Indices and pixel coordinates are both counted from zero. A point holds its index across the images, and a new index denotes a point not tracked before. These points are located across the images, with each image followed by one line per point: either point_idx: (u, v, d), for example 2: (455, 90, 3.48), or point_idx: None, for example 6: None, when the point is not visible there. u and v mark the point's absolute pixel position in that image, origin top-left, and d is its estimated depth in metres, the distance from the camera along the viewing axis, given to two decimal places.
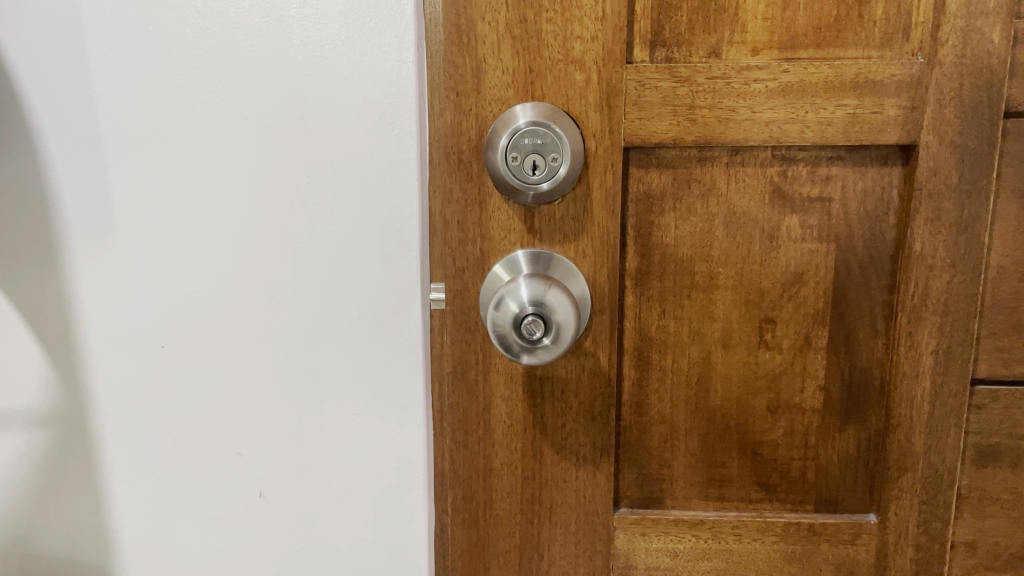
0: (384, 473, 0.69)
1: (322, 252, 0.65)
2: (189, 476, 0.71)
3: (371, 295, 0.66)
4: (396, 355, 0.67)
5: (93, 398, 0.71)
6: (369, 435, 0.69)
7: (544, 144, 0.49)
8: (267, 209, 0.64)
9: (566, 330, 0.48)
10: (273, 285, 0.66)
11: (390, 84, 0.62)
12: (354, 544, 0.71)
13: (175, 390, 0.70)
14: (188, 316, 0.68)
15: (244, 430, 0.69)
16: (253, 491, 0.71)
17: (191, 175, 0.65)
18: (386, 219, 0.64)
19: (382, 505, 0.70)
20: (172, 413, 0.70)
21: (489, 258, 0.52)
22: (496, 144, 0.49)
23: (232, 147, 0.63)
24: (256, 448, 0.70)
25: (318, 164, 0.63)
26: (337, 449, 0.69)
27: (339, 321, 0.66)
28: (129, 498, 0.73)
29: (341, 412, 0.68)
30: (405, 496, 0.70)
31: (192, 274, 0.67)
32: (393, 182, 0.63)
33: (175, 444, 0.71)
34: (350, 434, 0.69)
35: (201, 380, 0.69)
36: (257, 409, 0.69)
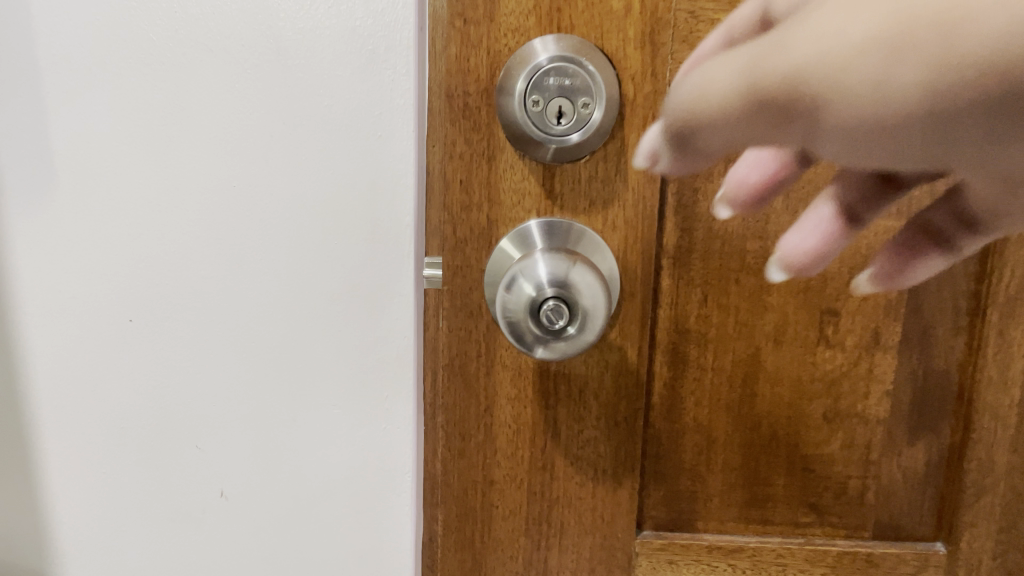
0: (365, 475, 0.61)
1: (299, 216, 0.56)
2: (140, 472, 0.61)
3: (356, 267, 0.57)
4: (382, 341, 0.58)
5: (26, 380, 0.61)
6: (348, 431, 0.60)
7: (574, 86, 0.39)
8: (232, 162, 0.55)
9: (587, 329, 0.39)
10: (240, 254, 0.57)
11: (383, 14, 0.53)
12: (326, 554, 0.63)
13: (124, 374, 0.60)
14: (140, 286, 0.58)
15: (204, 421, 0.60)
16: (214, 490, 0.62)
17: (146, 120, 0.54)
18: (375, 175, 0.55)
19: (361, 513, 0.62)
20: (121, 401, 0.60)
21: (498, 228, 0.43)
22: (512, 87, 0.39)
23: (193, 86, 0.53)
24: (217, 443, 0.61)
25: (296, 109, 0.54)
26: (311, 446, 0.60)
27: (316, 297, 0.57)
28: (69, 496, 0.63)
29: (317, 402, 0.59)
30: (389, 502, 0.62)
31: (146, 239, 0.57)
32: (385, 132, 0.54)
33: (124, 436, 0.61)
34: (327, 429, 0.60)
35: (154, 362, 0.59)
36: (219, 397, 0.60)
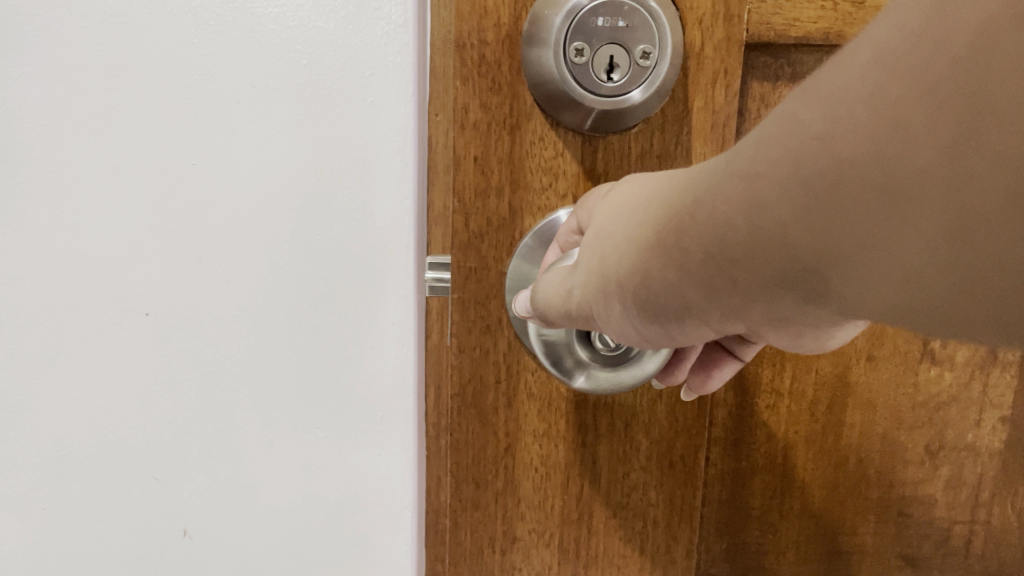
0: (356, 508, 0.56)
1: (277, 199, 0.51)
2: (121, 480, 0.54)
3: (341, 248, 0.52)
4: (377, 355, 0.54)
5: None
6: (337, 457, 0.55)
7: (629, 29, 0.29)
8: (191, 134, 0.50)
9: (645, 359, 0.30)
10: (202, 245, 0.51)
11: None
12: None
13: (59, 396, 0.52)
14: (78, 287, 0.51)
15: (164, 450, 0.54)
16: (176, 528, 0.55)
17: (86, 77, 0.48)
18: (366, 145, 0.51)
19: (349, 556, 0.57)
20: (87, 411, 0.53)
21: (522, 220, 0.33)
22: (544, 33, 0.29)
23: (142, 36, 0.48)
24: (176, 472, 0.54)
25: (266, 69, 0.49)
26: (289, 478, 0.55)
27: (300, 287, 0.53)
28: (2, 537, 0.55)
29: (298, 429, 0.54)
30: (384, 541, 0.57)
31: (85, 227, 0.50)
32: (377, 96, 0.50)
33: (64, 468, 0.54)
34: (308, 456, 0.55)
35: (92, 369, 0.52)
36: (179, 411, 0.53)
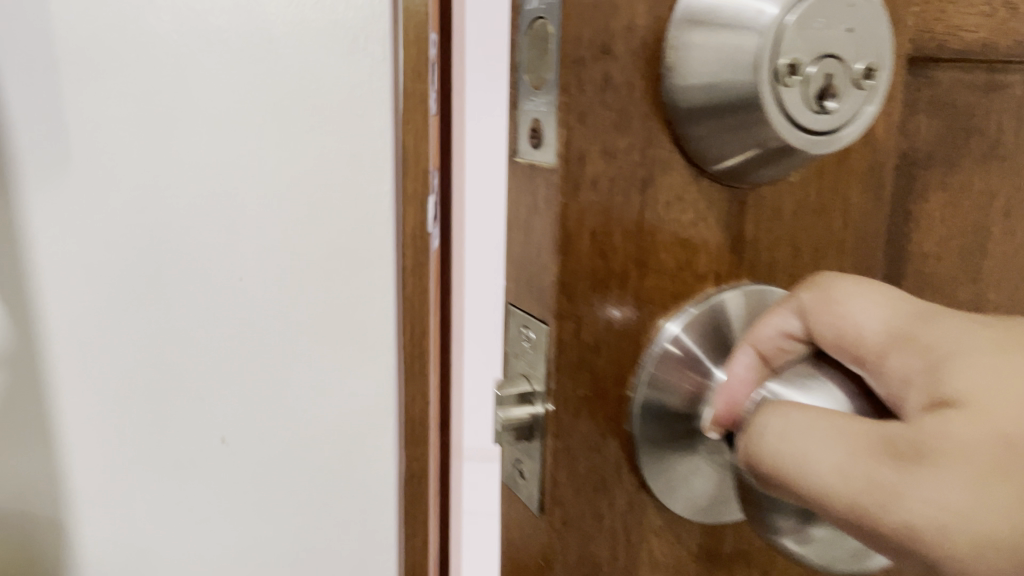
0: (380, 423, 0.63)
1: (322, 166, 0.57)
2: (184, 415, 0.60)
3: (375, 213, 0.58)
4: (394, 294, 0.60)
5: (40, 350, 0.57)
6: (368, 378, 0.62)
7: (857, 36, 0.20)
8: (240, 117, 0.55)
9: None
10: (253, 203, 0.57)
11: None
12: (346, 518, 0.65)
13: (149, 322, 0.58)
14: (167, 237, 0.57)
15: (225, 377, 0.60)
16: (216, 438, 0.61)
17: (153, 64, 0.53)
18: (388, 121, 0.57)
19: (374, 465, 0.64)
20: (161, 350, 0.59)
21: (654, 317, 0.22)
22: (735, 29, 0.19)
23: (202, 36, 0.53)
24: (232, 400, 0.61)
25: (305, 58, 0.55)
26: None
27: (333, 243, 0.58)
28: (82, 463, 0.60)
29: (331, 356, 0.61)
30: (403, 451, 0.64)
31: (164, 186, 0.56)
32: (392, 79, 0.56)
33: (138, 398, 0.59)
34: (340, 380, 0.62)
35: (177, 307, 0.58)
36: (240, 346, 0.60)
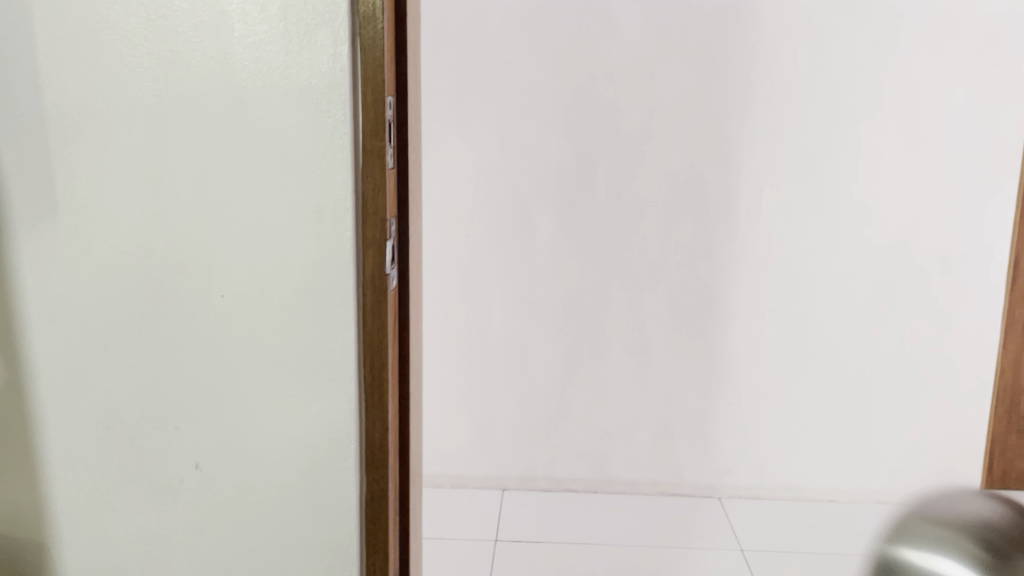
0: (318, 444, 0.74)
1: (265, 234, 0.71)
2: (149, 433, 0.74)
3: (312, 272, 0.71)
4: (327, 335, 0.72)
5: (41, 379, 0.74)
6: (304, 407, 0.73)
7: None
8: (199, 196, 0.70)
9: None
10: (214, 267, 0.71)
11: (326, 77, 0.68)
12: (297, 531, 0.75)
13: (127, 356, 0.73)
14: (143, 293, 0.72)
15: (186, 404, 0.74)
16: (190, 463, 0.75)
17: (136, 154, 0.70)
18: (321, 201, 0.70)
19: (315, 482, 0.75)
20: (132, 378, 0.73)
21: None
22: None
23: (176, 133, 0.69)
24: (193, 422, 0.74)
25: (257, 150, 0.69)
26: (271, 421, 0.74)
27: (277, 294, 0.72)
28: (71, 474, 0.76)
29: (275, 387, 0.73)
30: (342, 471, 0.74)
31: (140, 247, 0.71)
32: (327, 167, 0.69)
33: (113, 421, 0.74)
34: (281, 406, 0.74)
35: (146, 348, 0.73)
36: (197, 381, 0.73)
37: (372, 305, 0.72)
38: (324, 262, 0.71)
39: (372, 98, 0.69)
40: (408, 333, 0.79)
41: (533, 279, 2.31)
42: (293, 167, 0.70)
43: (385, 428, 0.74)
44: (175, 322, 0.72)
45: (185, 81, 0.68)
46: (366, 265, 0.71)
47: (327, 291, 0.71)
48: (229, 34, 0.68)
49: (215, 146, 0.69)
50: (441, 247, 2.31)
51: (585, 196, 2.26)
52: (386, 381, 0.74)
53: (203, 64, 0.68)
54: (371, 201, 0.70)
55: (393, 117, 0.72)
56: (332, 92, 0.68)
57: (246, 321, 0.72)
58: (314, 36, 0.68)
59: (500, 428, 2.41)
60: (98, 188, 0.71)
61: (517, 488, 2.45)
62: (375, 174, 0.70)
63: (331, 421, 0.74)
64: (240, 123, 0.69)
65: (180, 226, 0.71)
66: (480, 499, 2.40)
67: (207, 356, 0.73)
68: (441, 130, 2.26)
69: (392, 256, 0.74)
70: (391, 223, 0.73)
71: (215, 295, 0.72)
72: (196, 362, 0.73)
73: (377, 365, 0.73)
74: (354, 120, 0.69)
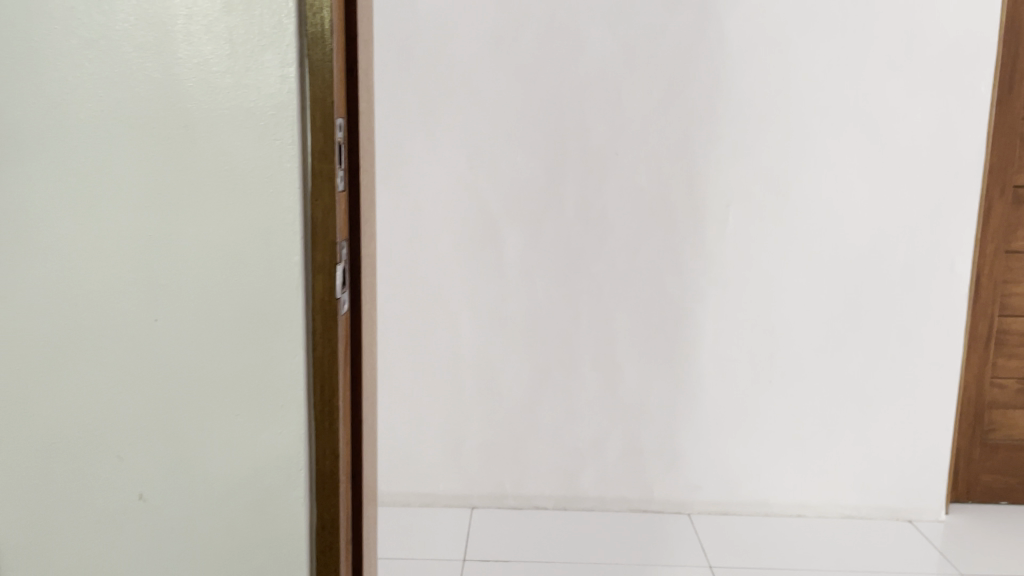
0: (266, 473, 0.72)
1: (211, 258, 0.69)
2: (91, 463, 0.72)
3: (259, 297, 0.70)
4: (275, 361, 0.71)
5: None
6: (251, 435, 0.72)
7: None
8: (144, 219, 0.69)
9: None
10: (158, 291, 0.70)
11: (272, 99, 0.67)
12: (245, 562, 0.73)
13: (68, 383, 0.71)
14: (84, 318, 0.70)
15: (129, 432, 0.72)
16: (133, 493, 0.73)
17: (78, 176, 0.68)
18: (268, 224, 0.69)
19: (263, 512, 0.73)
20: (74, 406, 0.71)
21: None
22: None
23: (119, 155, 0.68)
24: (136, 451, 0.72)
25: (203, 173, 0.68)
26: (217, 450, 0.72)
27: (224, 320, 0.70)
28: (8, 505, 0.73)
29: (221, 414, 0.71)
30: (291, 501, 0.72)
31: (82, 271, 0.69)
32: (274, 190, 0.68)
33: (53, 450, 0.72)
34: (228, 435, 0.72)
35: (88, 375, 0.71)
36: (141, 409, 0.71)
37: (321, 330, 0.71)
38: (272, 287, 0.70)
39: (320, 121, 0.67)
40: (361, 357, 0.77)
41: (502, 294, 2.30)
42: (239, 189, 0.68)
43: (336, 457, 0.73)
44: (118, 349, 0.70)
45: (128, 102, 0.67)
46: (316, 289, 0.70)
47: (276, 316, 0.70)
48: (174, 56, 0.66)
49: (159, 168, 0.68)
50: (409, 263, 2.30)
51: (554, 212, 2.26)
52: (337, 407, 0.72)
53: (146, 85, 0.67)
54: (320, 225, 0.69)
55: (344, 138, 0.71)
56: (280, 115, 0.67)
57: (196, 349, 0.70)
58: (261, 57, 0.67)
59: (469, 444, 2.39)
60: (38, 211, 0.69)
61: (487, 506, 2.43)
62: (325, 197, 0.69)
63: (280, 449, 0.72)
64: (185, 145, 0.67)
65: (125, 250, 0.69)
66: (449, 516, 2.38)
67: (151, 383, 0.71)
68: (409, 145, 2.25)
69: (342, 280, 0.72)
70: (341, 246, 0.72)
71: (159, 320, 0.70)
72: (140, 390, 0.71)
73: (326, 392, 0.72)
74: (304, 143, 0.68)
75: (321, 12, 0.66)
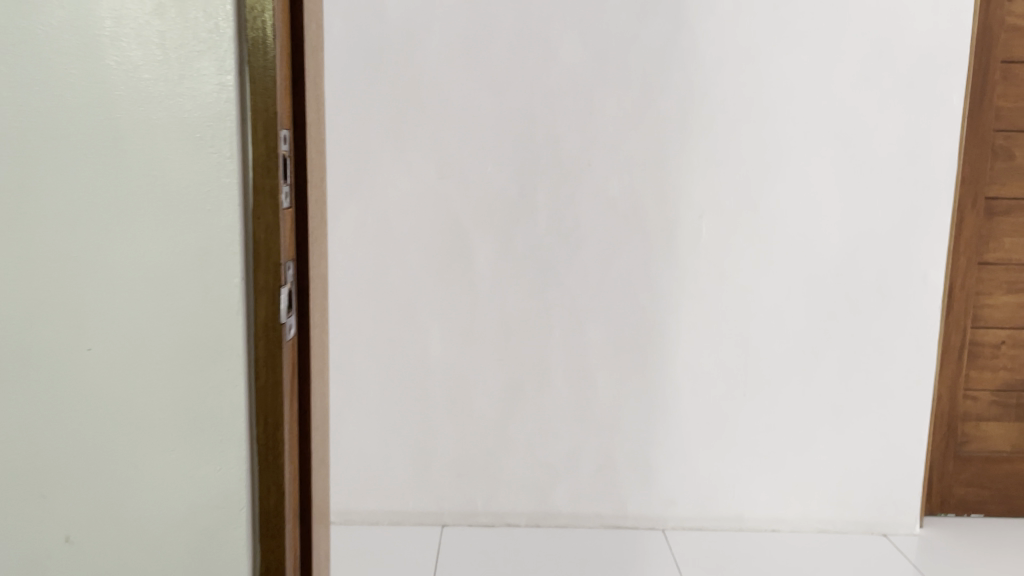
0: (205, 512, 0.67)
1: (143, 281, 0.64)
2: (12, 503, 0.66)
3: (196, 322, 0.64)
4: (213, 391, 0.65)
5: None
6: (188, 471, 0.66)
7: None
8: (68, 238, 0.63)
9: None
10: (84, 316, 0.64)
11: (209, 108, 0.62)
12: None
13: None
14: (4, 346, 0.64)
15: (53, 471, 0.65)
16: (59, 536, 0.66)
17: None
18: (205, 244, 0.63)
19: (202, 555, 0.67)
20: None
21: None
22: None
23: (41, 169, 0.62)
24: (62, 490, 0.66)
25: (133, 189, 0.62)
26: (151, 488, 0.66)
27: (157, 348, 0.65)
28: None
29: (154, 449, 0.66)
30: (233, 541, 0.67)
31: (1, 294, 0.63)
32: (212, 207, 0.63)
33: None
34: (163, 471, 0.66)
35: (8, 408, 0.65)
36: (66, 445, 0.65)
37: (264, 357, 0.66)
38: (209, 311, 0.64)
39: (262, 132, 0.63)
40: (310, 385, 0.72)
41: (472, 307, 2.26)
42: (174, 206, 0.63)
43: (281, 493, 0.68)
44: (39, 378, 0.64)
45: (50, 111, 0.61)
46: (259, 313, 0.65)
47: (215, 343, 0.65)
48: (101, 60, 0.61)
49: (85, 183, 0.62)
50: (377, 275, 2.24)
51: (525, 223, 2.22)
52: (283, 440, 0.67)
53: (70, 92, 0.61)
54: (262, 244, 0.64)
55: (289, 151, 0.66)
56: (218, 126, 0.62)
57: (125, 379, 0.65)
58: (196, 64, 0.62)
59: (439, 460, 2.33)
60: None
61: (457, 523, 2.37)
62: (268, 215, 0.64)
63: (221, 486, 0.67)
64: (113, 158, 0.62)
65: (46, 272, 0.63)
66: (419, 534, 2.32)
67: (78, 417, 0.65)
68: (376, 154, 2.20)
69: (287, 303, 0.67)
70: (286, 266, 0.67)
71: (86, 348, 0.64)
72: (65, 424, 0.65)
73: (270, 424, 0.67)
74: (244, 156, 0.63)
75: (263, 15, 0.62)
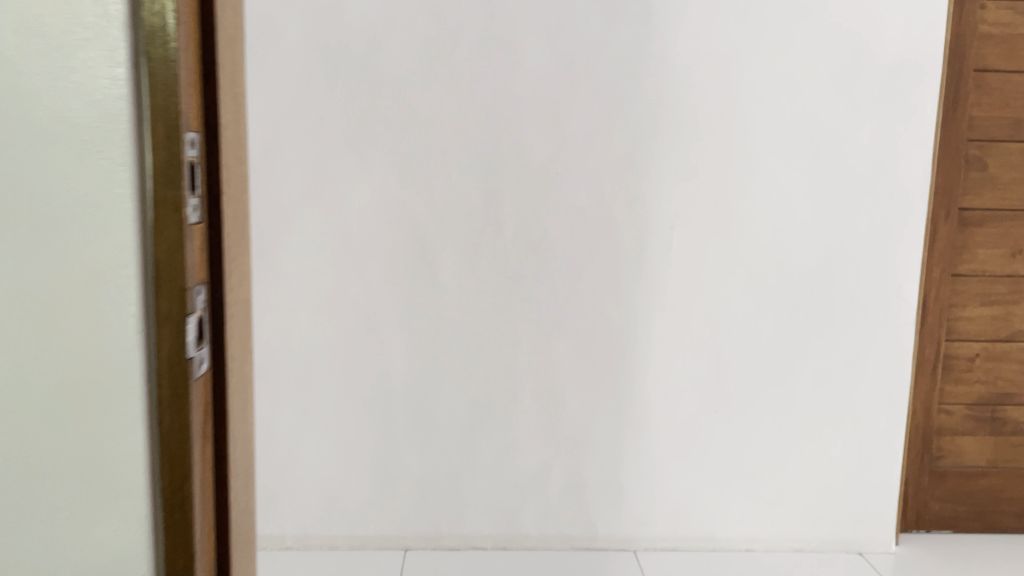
0: None
1: (20, 310, 0.54)
2: None
3: (85, 358, 0.55)
4: (107, 438, 0.56)
5: None
6: (77, 532, 0.56)
7: None
8: None
9: None
10: None
11: (97, 106, 0.53)
12: None
13: None
14: None
15: None
16: None
17: None
18: (95, 266, 0.54)
19: None
20: None
21: None
22: None
23: None
24: None
25: (8, 201, 0.53)
26: (34, 553, 0.56)
27: (39, 389, 0.55)
28: None
29: (37, 508, 0.56)
30: None
31: None
32: (103, 223, 0.53)
33: None
34: (48, 533, 0.56)
35: None
36: None
37: (168, 398, 0.56)
38: (102, 345, 0.55)
39: (163, 135, 0.53)
40: (227, 426, 0.63)
41: (436, 321, 2.16)
42: (57, 222, 0.53)
43: (190, 555, 0.58)
44: None
45: None
46: (161, 347, 0.55)
47: (108, 382, 0.55)
48: None
49: None
50: (336, 289, 2.14)
51: (490, 233, 2.13)
52: (191, 493, 0.58)
53: None
54: (165, 267, 0.55)
55: (198, 158, 0.57)
56: (108, 127, 0.53)
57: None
58: (82, 54, 0.52)
59: (401, 481, 2.23)
60: None
61: (421, 547, 2.27)
62: (170, 232, 0.54)
63: (118, 549, 0.57)
64: None
65: None
66: (381, 559, 2.21)
67: None
68: (335, 162, 2.10)
69: (197, 334, 0.58)
70: (196, 291, 0.58)
71: None
72: None
73: (176, 475, 0.57)
74: (141, 163, 0.54)
75: None
